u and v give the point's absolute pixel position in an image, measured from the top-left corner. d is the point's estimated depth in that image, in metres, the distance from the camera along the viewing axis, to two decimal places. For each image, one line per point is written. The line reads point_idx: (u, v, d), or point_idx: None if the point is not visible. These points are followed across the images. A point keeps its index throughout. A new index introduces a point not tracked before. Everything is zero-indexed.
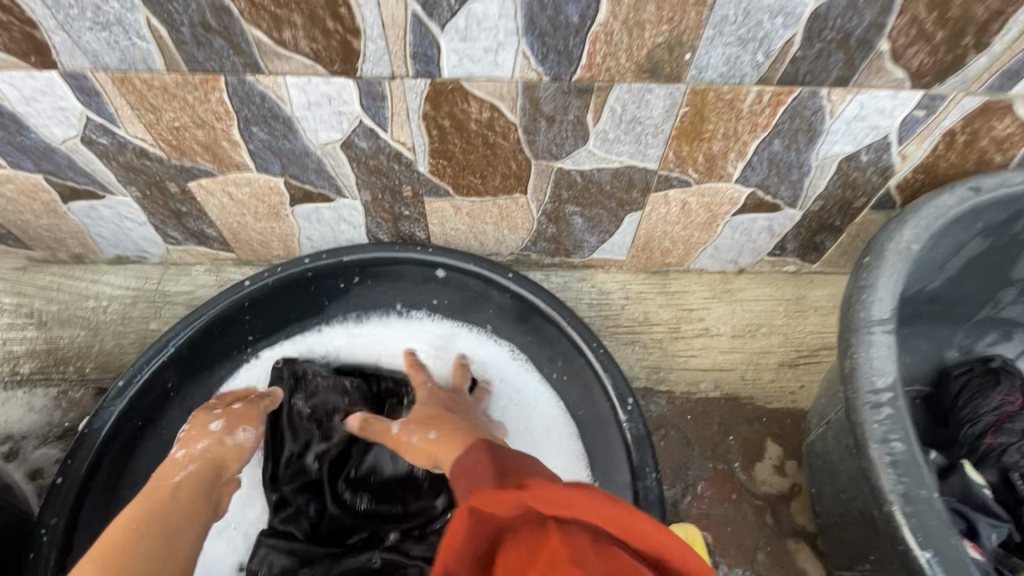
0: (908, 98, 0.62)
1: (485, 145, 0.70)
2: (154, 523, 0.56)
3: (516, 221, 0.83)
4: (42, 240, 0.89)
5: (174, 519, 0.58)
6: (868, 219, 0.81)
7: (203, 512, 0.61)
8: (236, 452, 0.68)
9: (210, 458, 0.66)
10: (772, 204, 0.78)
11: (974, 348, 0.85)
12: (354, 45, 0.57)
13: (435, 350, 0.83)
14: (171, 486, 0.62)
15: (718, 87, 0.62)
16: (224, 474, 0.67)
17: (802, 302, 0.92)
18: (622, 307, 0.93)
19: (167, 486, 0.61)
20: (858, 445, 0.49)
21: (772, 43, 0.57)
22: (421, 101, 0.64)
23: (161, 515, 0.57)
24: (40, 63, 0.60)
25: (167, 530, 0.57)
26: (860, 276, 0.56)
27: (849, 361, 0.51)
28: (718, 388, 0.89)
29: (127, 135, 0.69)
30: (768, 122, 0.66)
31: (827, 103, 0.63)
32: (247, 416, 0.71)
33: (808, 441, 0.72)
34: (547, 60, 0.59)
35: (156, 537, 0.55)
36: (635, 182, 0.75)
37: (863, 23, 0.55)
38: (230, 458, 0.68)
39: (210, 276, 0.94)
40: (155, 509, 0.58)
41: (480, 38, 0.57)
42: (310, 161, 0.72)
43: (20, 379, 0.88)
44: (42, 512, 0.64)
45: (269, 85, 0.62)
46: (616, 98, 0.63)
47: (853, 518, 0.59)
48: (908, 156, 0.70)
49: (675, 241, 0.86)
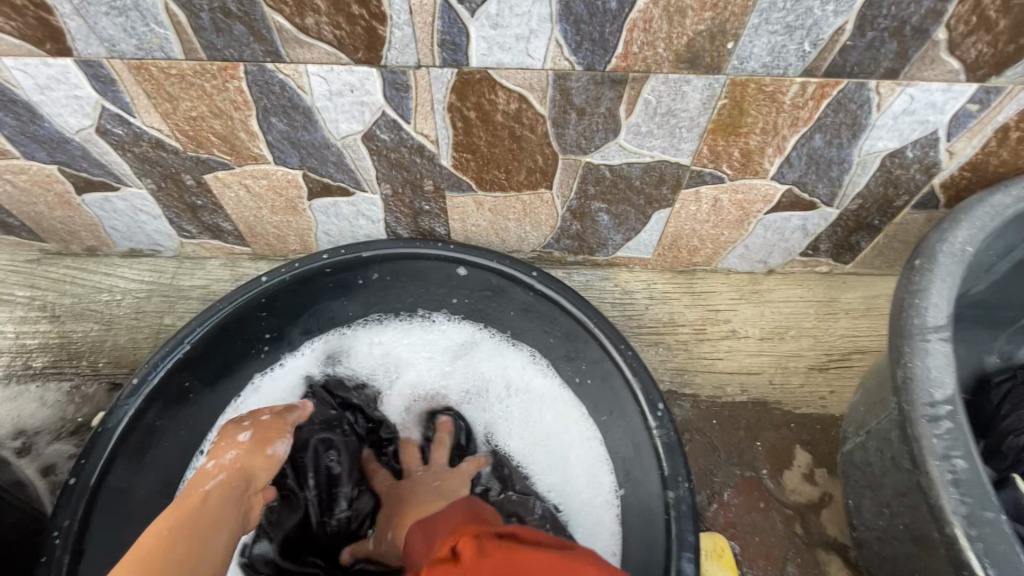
0: (961, 91, 0.59)
1: (512, 138, 0.67)
2: (186, 530, 0.53)
3: (539, 218, 0.80)
4: (56, 232, 0.88)
5: (206, 527, 0.55)
6: (908, 219, 0.77)
7: (236, 521, 0.58)
8: (265, 461, 0.66)
9: (240, 467, 0.63)
10: (808, 202, 0.75)
11: (1016, 355, 0.80)
12: (379, 32, 0.55)
13: (455, 358, 0.84)
14: (200, 496, 0.58)
15: (760, 79, 0.58)
16: (254, 483, 0.64)
17: (833, 304, 0.89)
18: (646, 306, 0.90)
19: (199, 494, 0.58)
20: (915, 461, 0.47)
21: (821, 32, 0.54)
22: (446, 91, 0.61)
23: (193, 520, 0.54)
24: (55, 50, 0.58)
25: (201, 535, 0.54)
26: (912, 280, 0.53)
27: (902, 371, 0.49)
28: (745, 392, 0.86)
29: (143, 125, 0.67)
30: (810, 116, 0.62)
31: (875, 96, 0.60)
32: (272, 428, 0.69)
33: (845, 450, 0.69)
34: (581, 49, 0.56)
35: (191, 542, 0.52)
36: (666, 178, 0.72)
37: (920, 10, 0.52)
38: (261, 467, 0.65)
39: (225, 271, 0.92)
40: (186, 517, 0.55)
41: (511, 25, 0.54)
42: (330, 153, 0.70)
43: (33, 373, 0.87)
44: (54, 513, 0.62)
45: (289, 74, 0.60)
46: (652, 89, 0.60)
47: (897, 535, 0.56)
48: (957, 153, 0.67)
49: (703, 239, 0.83)
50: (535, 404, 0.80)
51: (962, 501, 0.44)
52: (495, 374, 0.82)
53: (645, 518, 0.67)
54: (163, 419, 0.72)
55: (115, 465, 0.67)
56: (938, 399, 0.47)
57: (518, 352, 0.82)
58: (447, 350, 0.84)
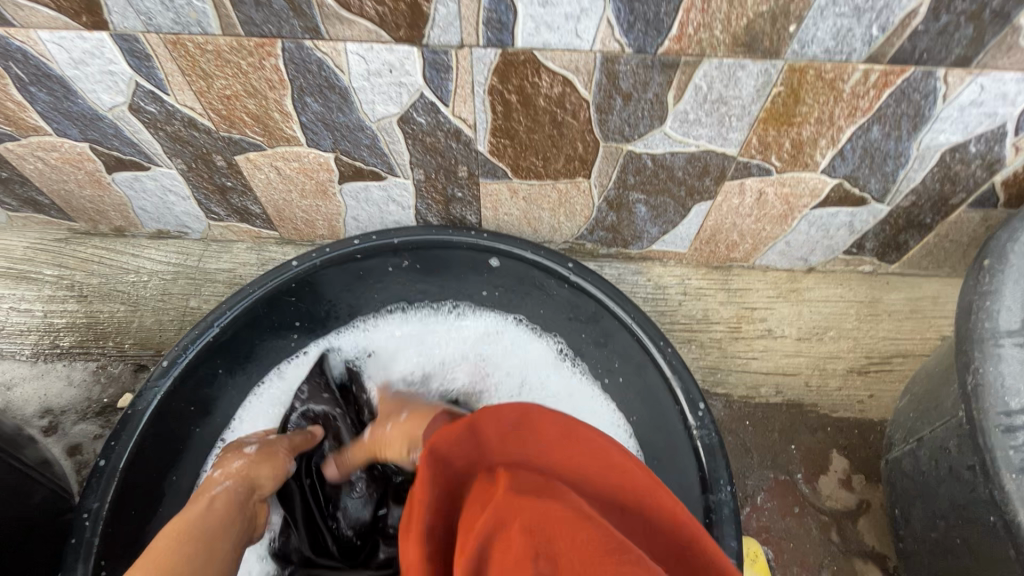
0: None
1: (553, 124, 0.64)
2: (197, 534, 0.55)
3: (575, 208, 0.78)
4: (85, 211, 0.87)
5: (213, 533, 0.57)
6: (962, 218, 0.74)
7: (242, 525, 0.61)
8: (272, 473, 0.67)
9: (248, 476, 0.65)
10: (858, 198, 0.72)
11: None
12: (423, 9, 0.53)
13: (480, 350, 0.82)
14: (207, 500, 0.60)
15: (820, 65, 0.55)
16: (260, 493, 0.65)
17: (875, 306, 0.86)
18: (679, 303, 0.87)
19: (207, 496, 0.61)
20: (987, 473, 0.44)
21: (892, 15, 0.50)
22: (489, 73, 0.59)
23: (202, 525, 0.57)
24: (91, 23, 0.56)
25: (209, 538, 0.56)
26: (980, 281, 0.50)
27: (972, 377, 0.46)
28: (780, 394, 0.83)
29: (177, 103, 0.65)
30: (870, 105, 0.59)
31: (943, 86, 0.56)
32: (278, 446, 0.70)
33: (891, 458, 0.66)
34: (633, 30, 0.53)
35: (200, 544, 0.54)
36: (710, 169, 0.69)
37: None
38: (267, 479, 0.66)
39: (251, 255, 0.91)
40: (196, 523, 0.56)
41: (562, 3, 0.51)
42: (364, 136, 0.68)
43: (60, 352, 0.87)
44: (84, 494, 0.62)
45: (328, 52, 0.58)
46: (704, 74, 0.57)
47: (953, 548, 0.54)
48: (1023, 149, 0.63)
49: (743, 234, 0.80)
50: (565, 406, 0.78)
51: None
52: (517, 365, 0.81)
53: None
54: (190, 403, 0.71)
55: (145, 446, 0.66)
56: (1015, 409, 0.44)
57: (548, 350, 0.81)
58: (471, 342, 0.83)
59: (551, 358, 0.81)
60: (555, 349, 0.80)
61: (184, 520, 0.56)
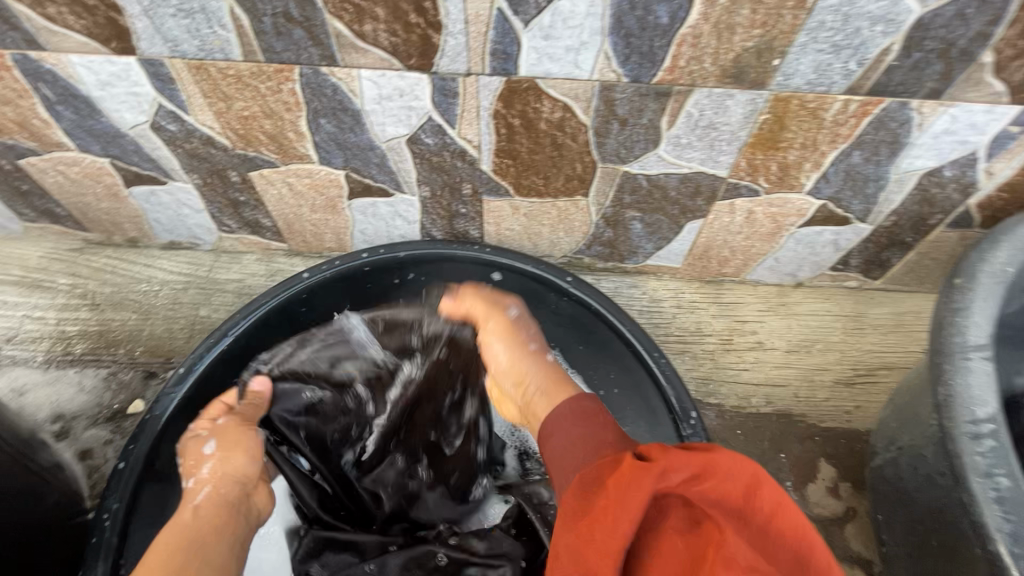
0: (1003, 113, 0.60)
1: (553, 146, 0.68)
2: (185, 543, 0.54)
3: (573, 224, 0.82)
4: (100, 222, 0.90)
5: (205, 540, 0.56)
6: (941, 237, 0.78)
7: (235, 522, 0.60)
8: (246, 457, 0.66)
9: (225, 475, 0.64)
10: (842, 217, 0.76)
11: None
12: (434, 40, 0.57)
13: None
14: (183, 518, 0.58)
15: (803, 95, 0.59)
16: (245, 484, 0.65)
17: (861, 320, 0.89)
18: (673, 315, 0.91)
19: (187, 509, 0.59)
20: (957, 478, 0.47)
21: (868, 52, 0.54)
22: (494, 99, 0.63)
23: (189, 534, 0.56)
24: (121, 49, 0.60)
25: (195, 543, 0.55)
26: (951, 298, 0.54)
27: (943, 389, 0.49)
28: (770, 404, 0.86)
29: (197, 122, 0.69)
30: (850, 132, 0.63)
31: (917, 115, 0.60)
32: (239, 427, 0.68)
33: (874, 465, 0.69)
34: (629, 62, 0.57)
35: (190, 552, 0.54)
36: (702, 189, 0.73)
37: (968, 33, 0.52)
38: (244, 466, 0.66)
39: (260, 266, 0.94)
40: (187, 536, 0.55)
41: (563, 37, 0.55)
42: (374, 155, 0.72)
43: (72, 359, 0.89)
44: (104, 496, 0.64)
45: (343, 78, 0.61)
46: (695, 102, 0.61)
47: (930, 551, 0.57)
48: (995, 174, 0.67)
49: (734, 250, 0.84)
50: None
51: (1006, 519, 0.44)
52: None
53: None
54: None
55: (163, 451, 0.69)
56: (981, 417, 0.47)
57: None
58: None
59: None
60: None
61: (174, 536, 0.55)
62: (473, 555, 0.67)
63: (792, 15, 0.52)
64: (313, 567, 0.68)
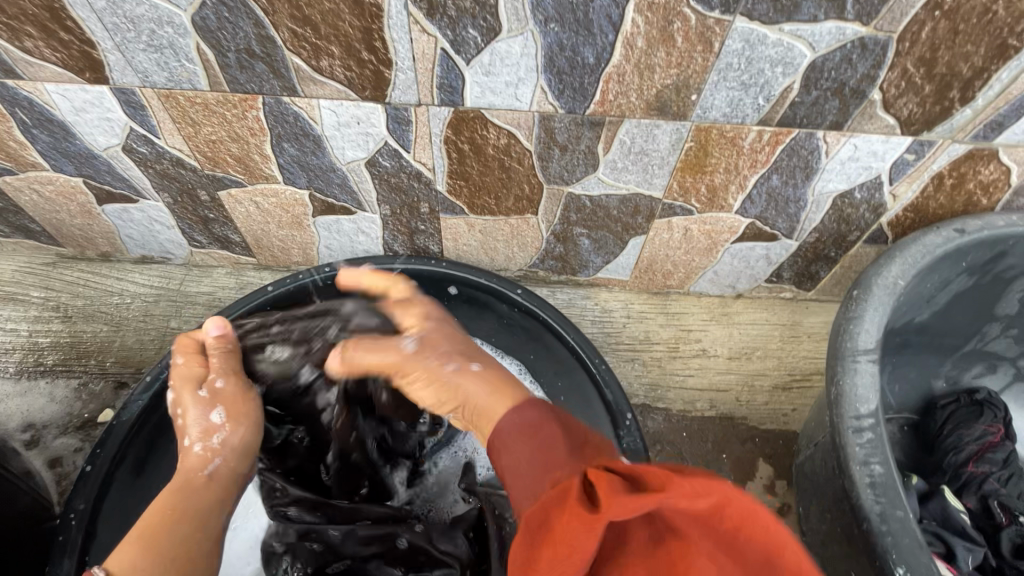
0: (898, 143, 0.67)
1: (501, 169, 0.74)
2: (183, 512, 0.61)
3: (526, 240, 0.87)
4: (73, 238, 0.94)
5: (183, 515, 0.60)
6: (861, 252, 0.85)
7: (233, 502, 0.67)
8: (251, 428, 0.70)
9: (230, 448, 0.68)
10: (770, 234, 0.82)
11: (961, 379, 0.88)
12: (385, 75, 0.62)
13: None
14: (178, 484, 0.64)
15: (721, 126, 0.66)
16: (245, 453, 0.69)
17: (796, 328, 0.96)
18: (624, 325, 0.96)
19: (201, 478, 0.66)
20: (842, 466, 0.53)
21: (773, 89, 0.61)
22: (444, 126, 0.68)
23: (193, 505, 0.62)
24: (94, 79, 0.65)
25: (197, 516, 0.62)
26: (849, 308, 0.60)
27: (835, 388, 0.56)
28: (713, 408, 0.92)
29: (167, 145, 0.73)
30: (767, 159, 0.70)
31: (823, 144, 0.67)
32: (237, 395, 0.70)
33: (798, 461, 0.75)
34: (563, 95, 0.63)
35: (188, 521, 0.60)
36: (641, 209, 0.79)
37: (856, 74, 0.59)
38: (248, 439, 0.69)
39: (230, 280, 0.98)
40: (191, 503, 0.62)
41: (502, 73, 0.61)
42: (335, 176, 0.77)
43: (44, 369, 0.92)
44: (70, 498, 0.67)
45: (303, 106, 0.67)
46: (626, 131, 0.67)
47: (836, 537, 0.63)
48: (899, 196, 0.74)
49: (677, 264, 0.90)
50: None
51: (877, 501, 0.50)
52: None
53: None
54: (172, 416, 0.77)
55: (128, 456, 0.72)
56: (863, 413, 0.54)
57: (510, 371, 0.86)
58: None
59: (513, 379, 0.86)
60: (517, 373, 0.86)
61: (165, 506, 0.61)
62: (433, 548, 0.71)
63: (702, 58, 0.58)
64: (290, 511, 0.72)
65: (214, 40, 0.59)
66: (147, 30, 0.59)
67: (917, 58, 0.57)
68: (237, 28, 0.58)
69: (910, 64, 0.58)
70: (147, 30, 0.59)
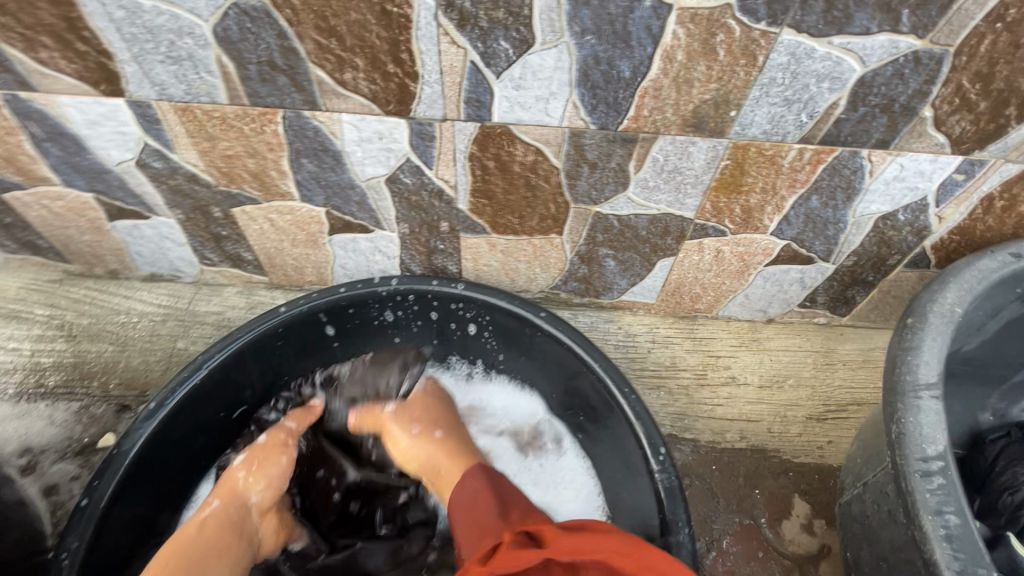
0: (948, 163, 0.63)
1: (527, 187, 0.71)
2: (180, 563, 0.61)
3: (549, 261, 0.84)
4: (81, 255, 0.91)
5: (207, 556, 0.63)
6: (901, 277, 0.81)
7: (230, 548, 0.66)
8: (280, 474, 0.73)
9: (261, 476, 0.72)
10: (806, 257, 0.79)
11: (1010, 413, 0.83)
12: (411, 88, 0.60)
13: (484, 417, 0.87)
14: (217, 521, 0.67)
15: (760, 143, 0.63)
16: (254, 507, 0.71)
17: (831, 355, 0.91)
18: (649, 350, 0.92)
19: (195, 523, 0.66)
20: (911, 514, 0.49)
21: (818, 105, 0.58)
22: (469, 143, 0.66)
23: (184, 553, 0.62)
24: (109, 91, 0.62)
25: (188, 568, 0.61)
26: (904, 338, 0.56)
27: (896, 426, 0.51)
28: (745, 439, 0.87)
29: (181, 160, 0.71)
30: (807, 179, 0.66)
31: (868, 163, 0.64)
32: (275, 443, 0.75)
33: (844, 501, 0.70)
34: (596, 110, 0.61)
35: None
36: (671, 229, 0.76)
37: (907, 90, 0.56)
38: (280, 475, 0.73)
39: (240, 299, 0.94)
40: (186, 551, 0.62)
41: (533, 87, 0.59)
42: (354, 194, 0.74)
43: (45, 391, 0.89)
44: (62, 537, 0.62)
45: (324, 121, 0.64)
46: (660, 148, 0.64)
47: None
48: (946, 218, 0.71)
49: (705, 288, 0.86)
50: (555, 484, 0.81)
51: (955, 556, 0.45)
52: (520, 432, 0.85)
53: None
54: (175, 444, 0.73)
55: (125, 489, 0.67)
56: (931, 455, 0.49)
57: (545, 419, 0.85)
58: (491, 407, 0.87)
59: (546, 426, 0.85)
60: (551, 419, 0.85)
61: (183, 540, 0.64)
62: None
63: (745, 72, 0.56)
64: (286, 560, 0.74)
65: (237, 52, 0.57)
66: (166, 41, 0.57)
67: (973, 73, 0.54)
68: (260, 39, 0.56)
69: (964, 80, 0.55)
70: (167, 41, 0.57)
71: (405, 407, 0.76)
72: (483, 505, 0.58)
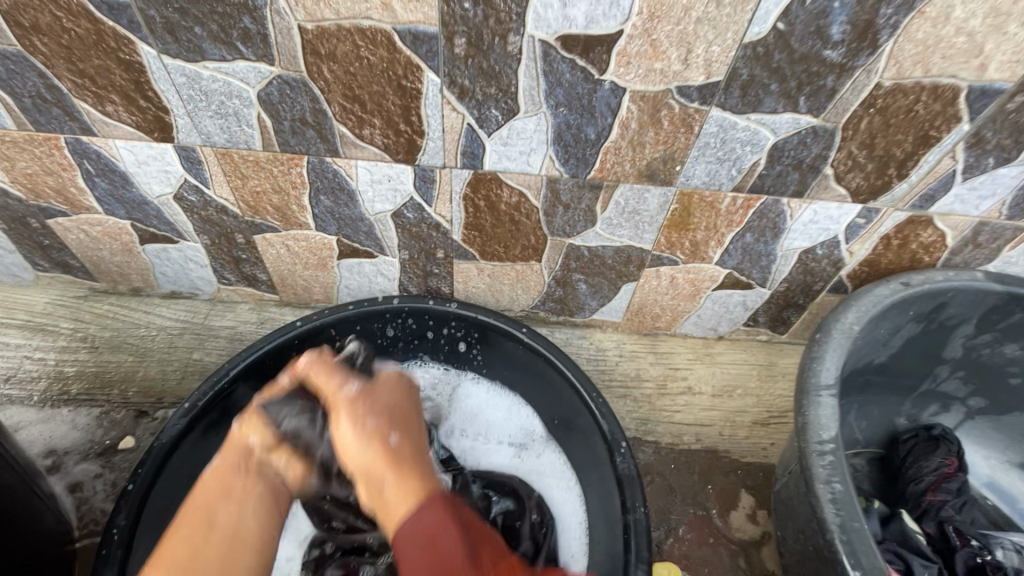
0: (850, 209, 0.79)
1: (511, 222, 0.84)
2: (197, 518, 0.59)
3: (530, 284, 0.97)
4: (109, 274, 1.00)
5: (221, 496, 0.61)
6: (826, 300, 0.96)
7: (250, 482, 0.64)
8: (283, 401, 0.71)
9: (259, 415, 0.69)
10: (746, 283, 0.93)
11: (920, 417, 0.98)
12: (418, 142, 0.73)
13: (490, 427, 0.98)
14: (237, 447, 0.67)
15: (701, 191, 0.77)
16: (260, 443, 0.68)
17: (773, 368, 1.05)
18: (617, 362, 1.05)
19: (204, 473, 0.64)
20: (809, 485, 0.62)
21: (743, 163, 0.73)
22: (463, 186, 0.79)
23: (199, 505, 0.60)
24: (161, 137, 0.74)
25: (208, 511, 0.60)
26: (813, 349, 0.70)
27: (802, 417, 0.65)
28: (699, 441, 1.00)
29: (215, 195, 0.82)
30: (741, 220, 0.81)
31: (788, 209, 0.79)
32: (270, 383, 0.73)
33: (776, 489, 0.83)
34: (568, 163, 0.74)
35: (197, 530, 0.58)
36: (633, 258, 0.90)
37: (811, 154, 0.71)
38: (278, 405, 0.70)
39: (252, 315, 1.05)
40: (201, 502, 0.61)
41: (518, 144, 0.72)
42: (363, 225, 0.87)
43: (68, 397, 0.97)
44: (112, 514, 0.72)
45: (342, 165, 0.77)
46: (620, 194, 0.78)
47: (808, 554, 0.70)
48: (855, 253, 0.86)
49: (664, 308, 1.00)
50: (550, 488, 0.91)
51: (838, 514, 0.59)
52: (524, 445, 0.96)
53: (610, 544, 0.79)
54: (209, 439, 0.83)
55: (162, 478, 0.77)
56: (825, 438, 0.63)
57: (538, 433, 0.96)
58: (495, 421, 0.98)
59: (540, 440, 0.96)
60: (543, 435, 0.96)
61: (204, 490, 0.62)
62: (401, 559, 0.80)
63: (685, 137, 0.70)
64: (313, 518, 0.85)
65: (275, 111, 0.70)
66: (217, 101, 0.69)
67: (859, 143, 0.70)
68: (295, 102, 0.69)
69: (853, 148, 0.70)
70: (217, 101, 0.69)
71: (367, 401, 0.64)
72: (447, 537, 0.50)
